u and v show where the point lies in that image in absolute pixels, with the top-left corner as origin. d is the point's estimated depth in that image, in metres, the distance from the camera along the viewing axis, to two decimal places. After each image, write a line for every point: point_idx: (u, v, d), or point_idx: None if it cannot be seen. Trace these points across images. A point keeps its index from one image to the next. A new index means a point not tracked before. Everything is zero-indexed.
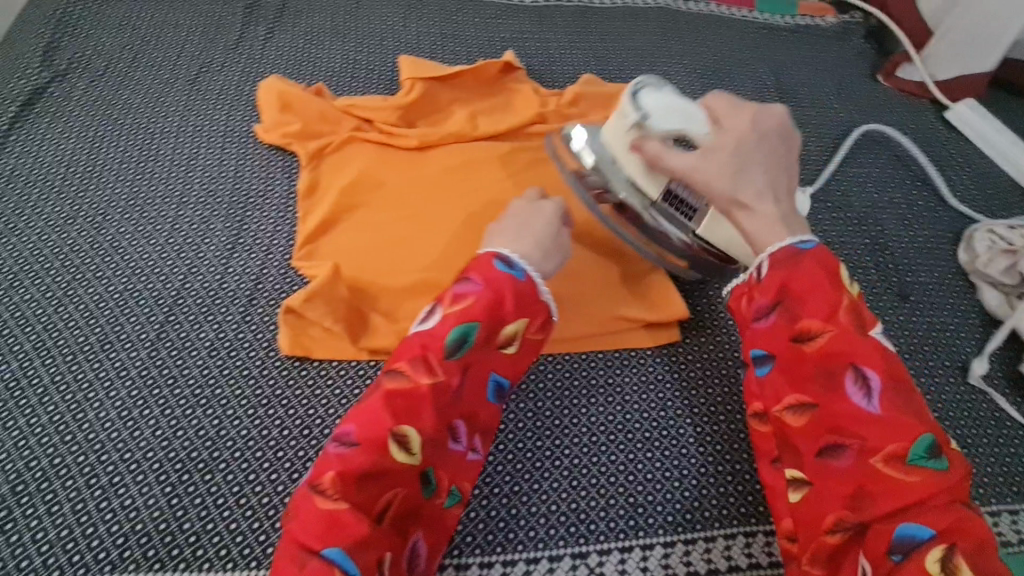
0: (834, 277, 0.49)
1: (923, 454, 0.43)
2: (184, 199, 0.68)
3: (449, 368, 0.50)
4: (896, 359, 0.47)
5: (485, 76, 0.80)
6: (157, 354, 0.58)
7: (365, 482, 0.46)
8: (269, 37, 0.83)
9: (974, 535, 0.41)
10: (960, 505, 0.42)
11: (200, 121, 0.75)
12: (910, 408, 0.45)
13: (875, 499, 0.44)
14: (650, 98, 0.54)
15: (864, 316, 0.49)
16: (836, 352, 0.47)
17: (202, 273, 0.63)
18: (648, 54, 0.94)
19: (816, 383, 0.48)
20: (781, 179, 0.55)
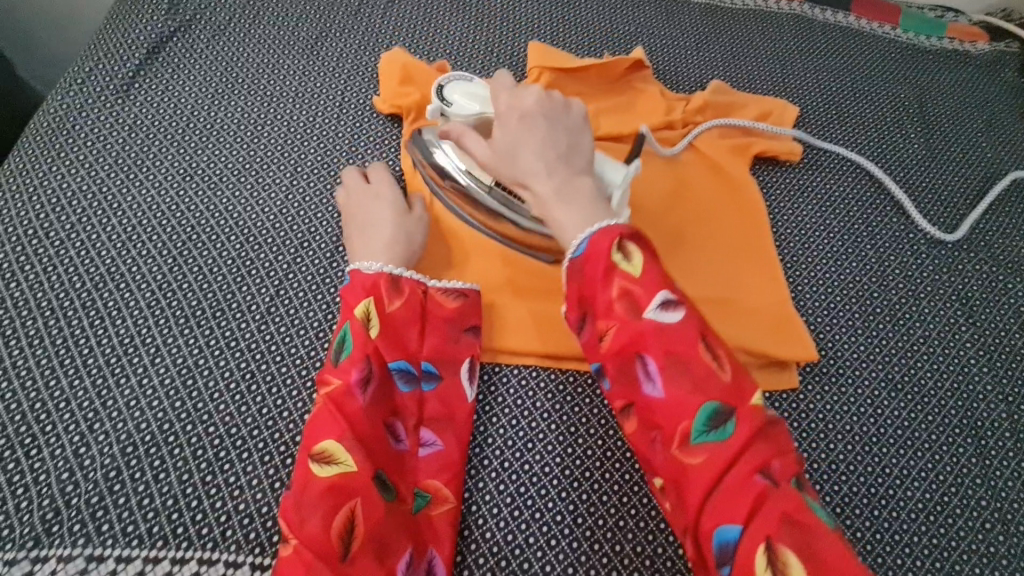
0: (609, 258, 0.47)
1: (704, 428, 0.43)
2: (298, 167, 0.66)
3: (339, 372, 0.50)
4: (680, 331, 0.45)
5: (614, 73, 0.75)
6: (266, 328, 0.56)
7: (316, 503, 0.43)
8: (390, 7, 0.80)
9: (771, 512, 0.39)
10: (761, 478, 0.41)
11: (317, 88, 0.72)
12: (690, 385, 0.44)
13: (686, 491, 0.43)
14: (455, 93, 0.62)
15: (637, 296, 0.46)
16: (620, 346, 0.46)
17: (314, 248, 0.61)
18: (780, 63, 0.87)
19: (616, 383, 0.47)
20: (572, 159, 0.54)
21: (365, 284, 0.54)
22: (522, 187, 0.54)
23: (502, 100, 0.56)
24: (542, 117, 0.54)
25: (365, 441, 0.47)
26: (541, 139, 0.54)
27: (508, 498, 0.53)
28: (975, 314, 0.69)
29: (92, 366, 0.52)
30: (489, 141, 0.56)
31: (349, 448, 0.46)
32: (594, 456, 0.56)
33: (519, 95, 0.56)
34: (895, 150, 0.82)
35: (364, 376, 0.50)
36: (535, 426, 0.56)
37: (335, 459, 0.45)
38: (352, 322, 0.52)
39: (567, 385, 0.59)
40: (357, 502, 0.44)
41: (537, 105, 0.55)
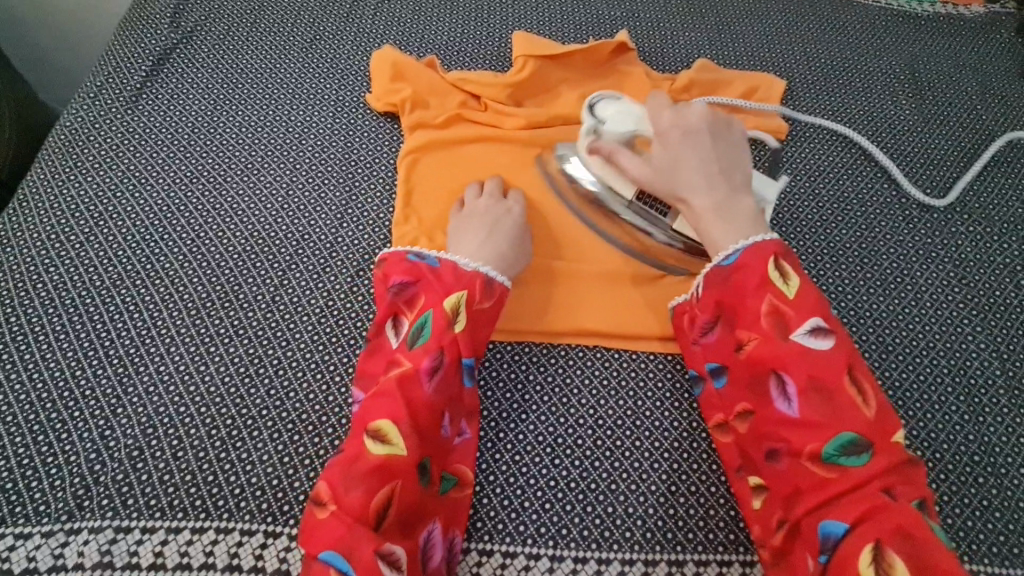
0: (761, 279, 0.51)
1: (839, 450, 0.46)
2: (298, 165, 0.70)
3: (412, 356, 0.52)
4: (830, 358, 0.48)
5: (599, 57, 0.77)
6: (272, 315, 0.60)
7: (364, 476, 0.46)
8: (379, 7, 0.83)
9: (886, 523, 0.42)
10: (885, 495, 0.44)
11: (313, 88, 0.76)
12: (829, 409, 0.47)
13: (804, 496, 0.47)
14: (606, 109, 0.63)
15: (787, 319, 0.49)
16: (761, 358, 0.50)
17: (315, 240, 0.65)
18: (767, 38, 0.88)
19: (749, 390, 0.51)
20: (733, 173, 0.57)
21: (427, 274, 0.57)
22: (677, 201, 0.58)
23: (664, 117, 0.59)
24: (708, 133, 0.58)
25: (422, 433, 0.49)
26: (700, 155, 0.57)
27: (504, 466, 0.55)
28: (968, 275, 0.69)
29: (113, 357, 0.56)
30: (647, 158, 0.59)
31: (405, 433, 0.48)
32: (586, 424, 0.58)
33: (688, 112, 0.59)
34: (886, 118, 0.82)
35: (434, 367, 0.52)
36: (528, 398, 0.59)
37: (389, 439, 0.48)
38: (431, 311, 0.55)
39: (558, 358, 0.61)
40: (397, 486, 0.47)
41: (703, 123, 0.58)
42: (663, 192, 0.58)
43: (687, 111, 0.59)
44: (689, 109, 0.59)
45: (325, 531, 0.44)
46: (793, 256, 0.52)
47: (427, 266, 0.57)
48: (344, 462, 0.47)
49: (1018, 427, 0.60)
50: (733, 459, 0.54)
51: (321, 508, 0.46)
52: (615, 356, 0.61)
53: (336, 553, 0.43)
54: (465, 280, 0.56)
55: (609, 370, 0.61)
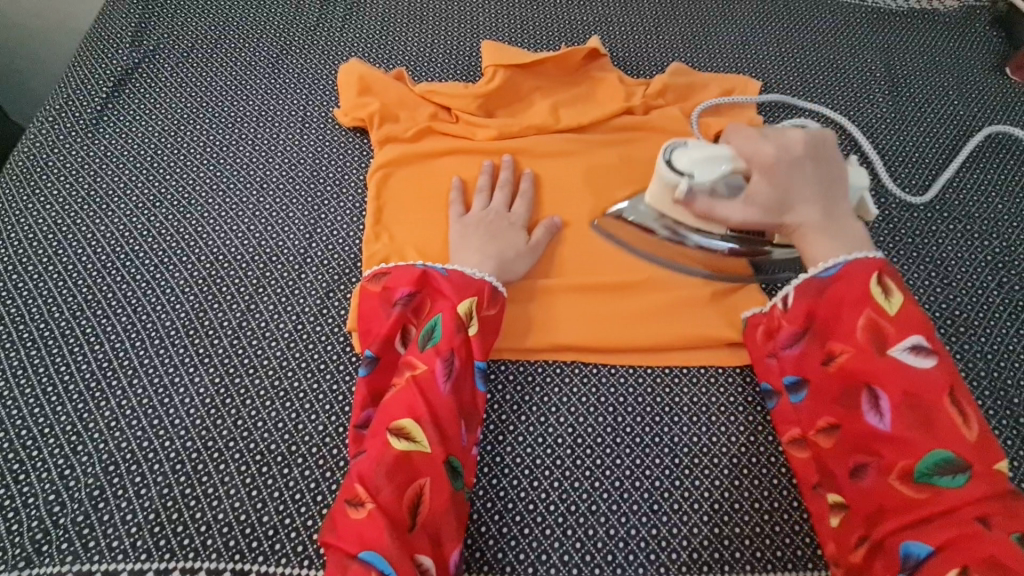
0: (860, 293, 0.52)
1: (931, 469, 0.46)
2: (265, 184, 0.68)
3: (426, 359, 0.53)
4: (930, 376, 0.48)
5: (570, 64, 0.76)
6: (238, 342, 0.58)
7: (392, 475, 0.48)
8: (347, 20, 0.82)
9: (978, 550, 0.43)
10: (979, 524, 0.44)
11: (280, 104, 0.74)
12: (922, 426, 0.47)
13: (891, 514, 0.47)
14: (684, 159, 0.55)
15: (886, 335, 0.50)
16: (855, 371, 0.51)
17: (283, 262, 0.63)
18: (741, 39, 0.87)
19: (837, 403, 0.52)
20: (834, 199, 0.57)
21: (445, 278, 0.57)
22: (784, 230, 0.58)
23: (763, 148, 0.56)
24: (810, 160, 0.56)
25: (443, 430, 0.50)
26: (806, 181, 0.56)
27: (481, 490, 0.54)
28: (950, 275, 0.68)
29: (72, 392, 0.54)
30: (750, 195, 0.56)
31: (429, 433, 0.49)
32: (564, 443, 0.56)
33: (770, 141, 0.56)
34: (863, 116, 0.81)
35: (448, 369, 0.52)
36: (505, 418, 0.57)
37: (412, 438, 0.49)
38: (440, 315, 0.55)
39: (535, 375, 0.60)
40: (425, 483, 0.48)
41: (803, 147, 0.56)
42: (771, 227, 0.58)
43: (779, 139, 0.56)
44: (770, 137, 0.57)
45: (364, 531, 0.45)
46: (895, 275, 0.53)
47: (434, 272, 0.57)
48: (371, 463, 0.48)
49: (1004, 429, 0.59)
50: (810, 476, 0.53)
51: (357, 509, 0.46)
52: (594, 371, 0.60)
53: (377, 552, 0.44)
54: (476, 282, 0.57)
55: (587, 385, 0.59)
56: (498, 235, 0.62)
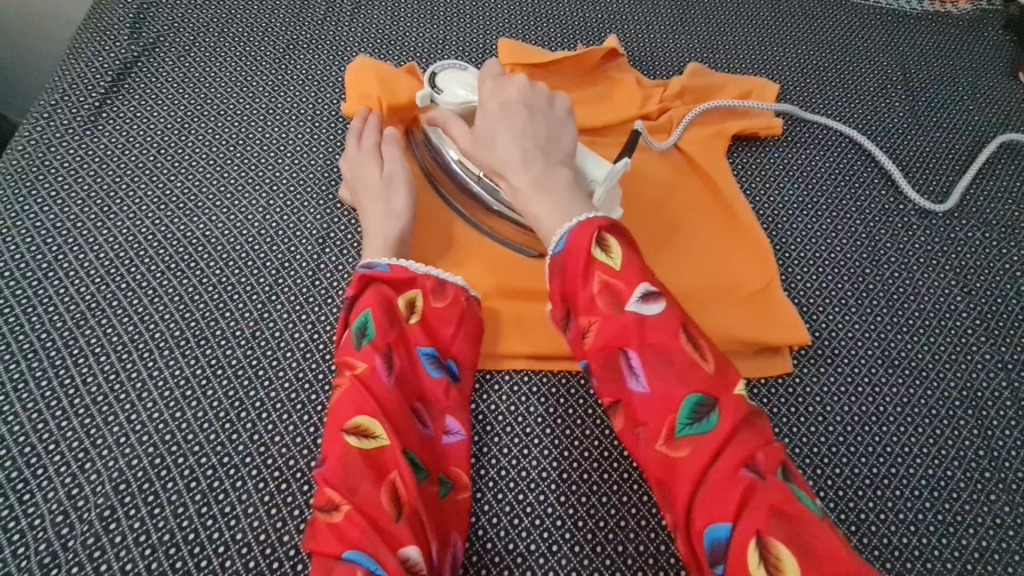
0: (587, 254, 0.48)
1: (686, 422, 0.44)
2: (275, 186, 0.66)
3: (363, 355, 0.51)
4: (660, 324, 0.46)
5: (588, 63, 0.74)
6: (252, 353, 0.56)
7: (359, 473, 0.46)
8: (356, 14, 0.79)
9: (762, 501, 0.40)
10: (747, 471, 0.42)
11: (287, 102, 0.72)
12: (672, 378, 0.45)
13: (675, 487, 0.44)
14: (446, 80, 0.63)
15: (620, 292, 0.47)
16: (606, 342, 0.47)
17: (296, 269, 0.61)
18: (757, 39, 0.85)
19: (603, 379, 0.47)
20: (551, 150, 0.55)
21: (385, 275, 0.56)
22: (500, 177, 0.56)
23: (487, 88, 0.58)
24: (524, 105, 0.56)
25: (395, 423, 0.49)
26: (516, 127, 0.55)
27: (507, 506, 0.53)
28: (969, 283, 0.68)
29: (77, 406, 0.52)
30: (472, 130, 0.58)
31: (384, 426, 0.48)
32: (590, 457, 0.55)
33: (490, 85, 0.58)
34: (880, 120, 0.80)
35: (388, 364, 0.51)
36: (530, 431, 0.56)
37: (368, 434, 0.47)
38: (369, 307, 0.53)
39: (558, 385, 0.59)
40: (395, 477, 0.46)
41: (519, 95, 0.57)
42: (487, 167, 0.56)
43: (502, 84, 0.58)
44: (500, 81, 0.58)
45: (341, 534, 0.43)
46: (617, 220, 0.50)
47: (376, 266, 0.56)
48: (333, 467, 0.46)
49: None
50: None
51: (330, 515, 0.44)
52: None
53: (360, 550, 0.42)
54: (409, 273, 0.56)
55: None
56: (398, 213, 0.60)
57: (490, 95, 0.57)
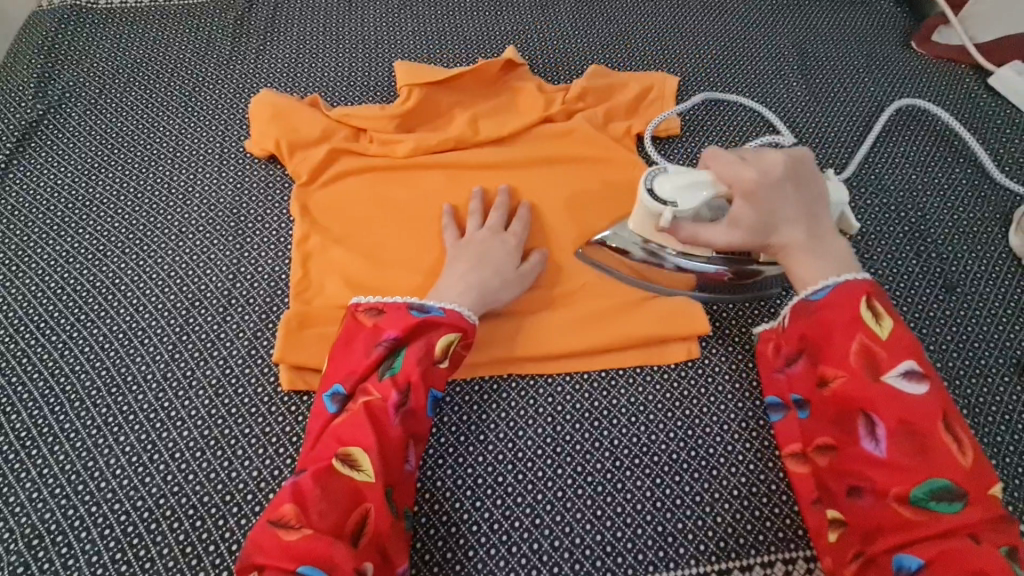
0: (852, 317, 0.50)
1: (926, 495, 0.45)
2: (184, 227, 0.67)
3: (382, 388, 0.52)
4: (923, 403, 0.47)
5: (488, 76, 0.76)
6: (164, 395, 0.56)
7: (335, 499, 0.48)
8: (261, 51, 0.81)
9: (965, 565, 0.43)
10: (970, 541, 0.43)
11: (195, 144, 0.73)
12: (916, 453, 0.46)
13: (882, 535, 0.46)
14: (666, 186, 0.54)
15: (880, 361, 0.48)
16: (848, 396, 0.49)
17: (206, 307, 0.62)
18: (658, 35, 0.88)
19: (832, 425, 0.51)
20: (817, 215, 0.55)
21: (427, 317, 0.56)
22: (773, 253, 0.56)
23: (744, 171, 0.53)
24: (791, 182, 0.54)
25: (389, 462, 0.50)
26: (789, 206, 0.54)
27: (426, 517, 0.55)
28: (870, 249, 0.70)
29: None
30: (730, 219, 0.53)
31: (374, 463, 0.49)
32: (506, 460, 0.57)
33: (746, 166, 0.53)
34: (779, 101, 0.83)
35: (404, 403, 0.52)
36: (444, 440, 0.58)
37: (358, 467, 0.49)
38: (409, 347, 0.54)
39: (472, 393, 0.61)
40: (368, 508, 0.48)
41: (784, 169, 0.53)
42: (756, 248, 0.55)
43: (758, 162, 0.53)
44: (748, 160, 0.53)
45: (294, 548, 0.45)
46: (886, 298, 0.51)
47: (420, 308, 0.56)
48: (311, 483, 0.48)
49: None
50: (809, 489, 0.54)
51: (290, 531, 0.46)
52: (531, 383, 0.61)
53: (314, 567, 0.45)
54: (462, 321, 0.57)
55: (525, 399, 0.61)
56: (487, 256, 0.62)
57: (757, 180, 0.52)
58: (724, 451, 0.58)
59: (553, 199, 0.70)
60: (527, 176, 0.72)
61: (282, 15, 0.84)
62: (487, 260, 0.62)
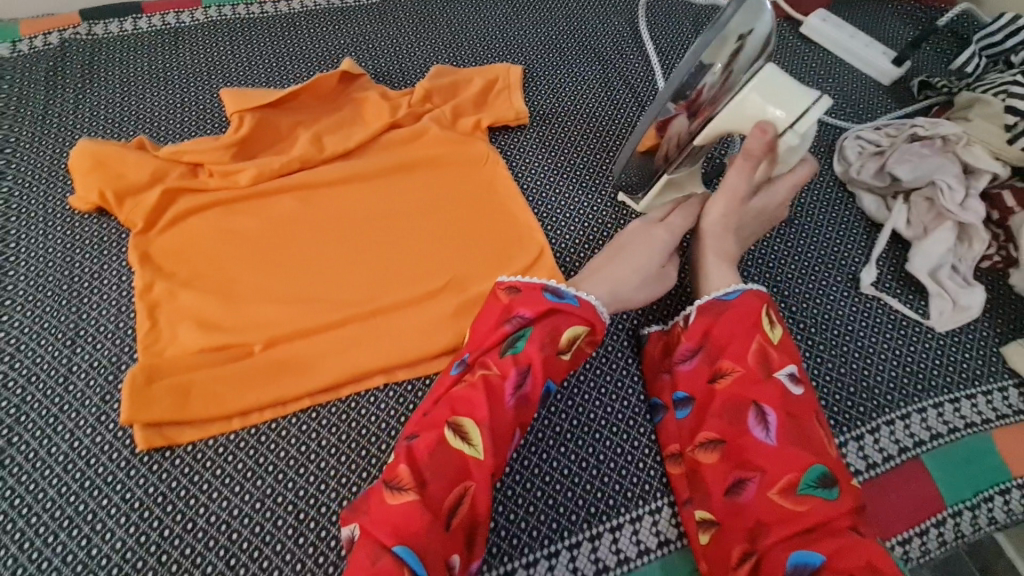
0: (753, 321, 0.54)
1: (811, 483, 0.47)
2: (8, 300, 0.61)
3: (502, 365, 0.52)
4: (801, 400, 0.51)
5: (325, 91, 0.75)
6: (2, 484, 0.52)
7: (443, 470, 0.48)
8: (81, 100, 0.76)
9: (859, 558, 0.43)
10: (848, 531, 0.46)
11: (13, 208, 0.67)
12: (803, 442, 0.49)
13: (771, 527, 0.47)
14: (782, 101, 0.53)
15: (772, 359, 0.53)
16: (738, 391, 0.52)
17: (43, 380, 0.57)
18: (500, 26, 0.90)
19: (724, 419, 0.52)
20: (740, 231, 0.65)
21: (567, 308, 0.56)
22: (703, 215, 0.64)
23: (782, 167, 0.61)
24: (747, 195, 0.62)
25: (497, 442, 0.50)
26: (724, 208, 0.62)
27: None
28: None
29: None
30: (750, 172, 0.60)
31: (483, 440, 0.49)
32: None
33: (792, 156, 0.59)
34: (622, 73, 0.86)
35: (519, 384, 0.52)
36: (325, 465, 0.55)
37: (468, 441, 0.49)
38: (534, 327, 0.54)
39: (350, 411, 0.58)
40: (472, 486, 0.48)
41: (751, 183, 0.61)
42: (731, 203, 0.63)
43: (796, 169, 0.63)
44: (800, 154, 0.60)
45: (395, 523, 0.45)
46: (776, 309, 0.57)
47: (556, 292, 0.57)
48: (424, 448, 0.48)
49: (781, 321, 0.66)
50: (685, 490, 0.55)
51: (398, 494, 0.46)
52: (408, 388, 0.60)
53: (408, 544, 0.44)
54: (593, 311, 0.57)
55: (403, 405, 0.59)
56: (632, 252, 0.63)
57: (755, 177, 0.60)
58: (602, 413, 0.60)
59: (406, 205, 0.70)
60: (380, 186, 0.71)
61: (101, 59, 0.79)
62: (641, 259, 0.63)
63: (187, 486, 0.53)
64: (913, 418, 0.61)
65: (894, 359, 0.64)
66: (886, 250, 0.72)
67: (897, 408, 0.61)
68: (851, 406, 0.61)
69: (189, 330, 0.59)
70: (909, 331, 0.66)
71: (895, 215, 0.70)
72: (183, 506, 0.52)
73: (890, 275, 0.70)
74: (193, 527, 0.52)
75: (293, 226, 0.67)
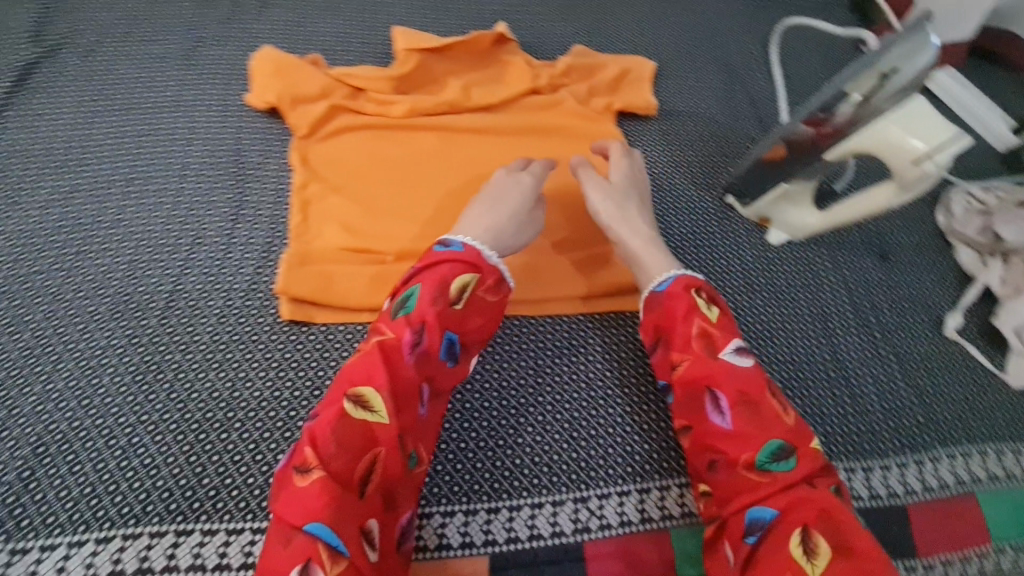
0: (689, 305, 0.57)
1: (768, 457, 0.50)
2: (184, 170, 0.70)
3: (395, 325, 0.53)
4: (750, 374, 0.53)
5: (479, 48, 0.81)
6: (166, 322, 0.61)
7: (348, 437, 0.47)
8: (261, 11, 0.83)
9: (812, 508, 0.46)
10: (807, 487, 0.48)
11: (193, 94, 0.75)
12: (757, 420, 0.51)
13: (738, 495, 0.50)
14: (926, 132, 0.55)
15: (716, 340, 0.55)
16: (694, 376, 0.55)
17: (208, 244, 0.65)
18: (640, 21, 0.94)
19: (683, 406, 0.55)
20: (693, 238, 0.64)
21: (459, 256, 0.57)
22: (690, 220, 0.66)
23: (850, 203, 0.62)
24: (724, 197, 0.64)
25: (403, 403, 0.51)
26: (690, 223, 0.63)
27: None
28: None
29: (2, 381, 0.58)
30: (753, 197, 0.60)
31: (386, 402, 0.49)
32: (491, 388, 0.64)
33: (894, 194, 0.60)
34: (748, 87, 0.90)
35: (416, 341, 0.52)
36: None
37: (371, 408, 0.49)
38: (421, 283, 0.55)
39: None
40: (381, 452, 0.49)
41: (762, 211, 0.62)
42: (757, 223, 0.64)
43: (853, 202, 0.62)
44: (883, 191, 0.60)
45: (310, 495, 0.45)
46: (713, 290, 0.60)
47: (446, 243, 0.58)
48: (325, 425, 0.48)
49: (861, 344, 0.70)
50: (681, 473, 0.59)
51: (302, 475, 0.45)
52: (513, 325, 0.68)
53: (321, 521, 0.44)
54: (478, 258, 0.58)
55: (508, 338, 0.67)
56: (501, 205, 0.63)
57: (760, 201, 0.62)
58: None
59: None
60: (513, 142, 0.78)
61: None
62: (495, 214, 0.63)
63: (319, 360, 0.62)
64: (971, 458, 0.65)
65: (963, 401, 0.68)
66: (974, 302, 0.74)
67: (959, 444, 0.65)
68: (914, 433, 0.65)
69: (336, 230, 0.67)
70: (983, 380, 0.69)
71: (991, 271, 0.73)
72: (313, 376, 0.61)
73: (973, 325, 0.73)
74: (319, 394, 0.60)
75: (433, 161, 0.74)
